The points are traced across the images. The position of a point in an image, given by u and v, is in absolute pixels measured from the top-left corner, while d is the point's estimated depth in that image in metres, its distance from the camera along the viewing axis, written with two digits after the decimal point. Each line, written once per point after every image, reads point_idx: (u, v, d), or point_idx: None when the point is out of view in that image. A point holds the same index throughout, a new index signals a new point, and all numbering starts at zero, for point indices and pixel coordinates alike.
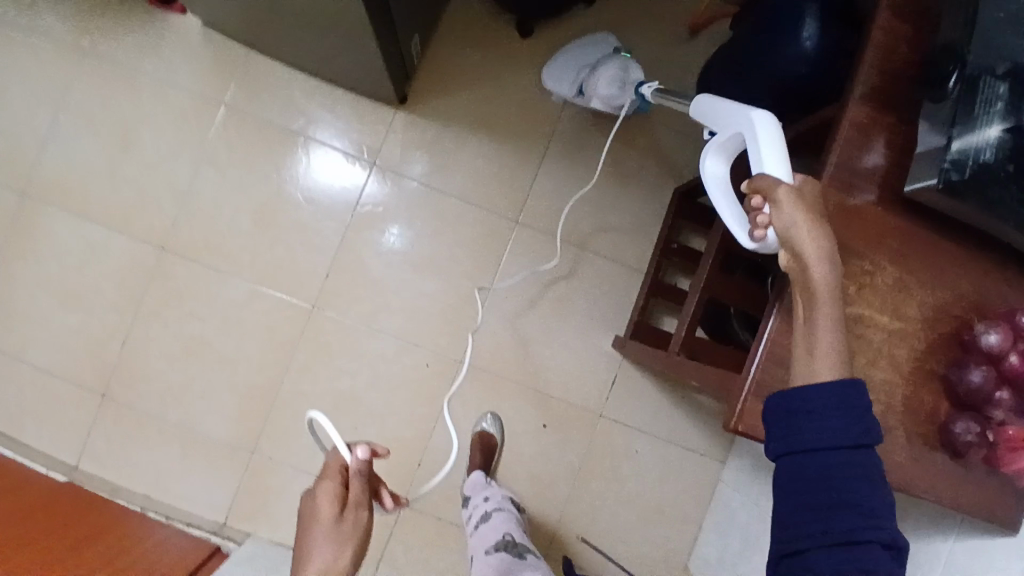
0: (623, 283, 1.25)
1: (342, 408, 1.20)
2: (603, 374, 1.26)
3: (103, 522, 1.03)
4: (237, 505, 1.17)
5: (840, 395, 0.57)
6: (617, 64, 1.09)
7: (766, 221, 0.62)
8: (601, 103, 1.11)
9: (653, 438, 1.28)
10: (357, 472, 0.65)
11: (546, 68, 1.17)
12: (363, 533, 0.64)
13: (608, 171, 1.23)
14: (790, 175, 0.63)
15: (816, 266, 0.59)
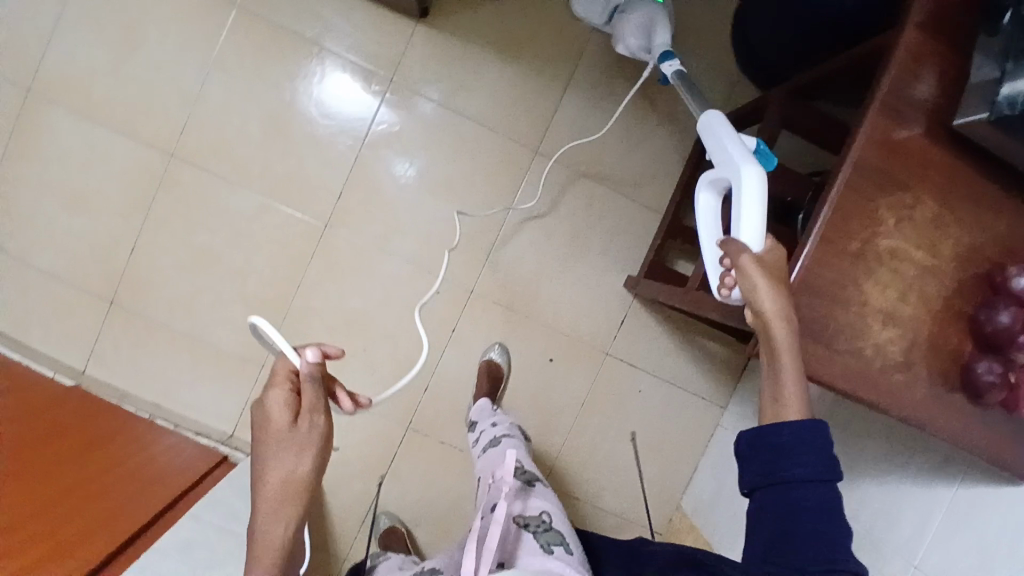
0: (641, 222, 1.22)
1: (353, 328, 1.21)
2: (614, 313, 1.25)
3: (105, 431, 1.05)
4: (245, 416, 1.20)
5: (807, 434, 0.56)
6: (648, 14, 0.99)
7: (732, 282, 0.64)
8: (624, 48, 1.04)
9: (658, 378, 1.27)
10: (308, 376, 0.63)
11: None
12: (322, 437, 0.62)
13: (633, 105, 1.19)
14: (763, 240, 0.63)
15: (779, 327, 0.59)
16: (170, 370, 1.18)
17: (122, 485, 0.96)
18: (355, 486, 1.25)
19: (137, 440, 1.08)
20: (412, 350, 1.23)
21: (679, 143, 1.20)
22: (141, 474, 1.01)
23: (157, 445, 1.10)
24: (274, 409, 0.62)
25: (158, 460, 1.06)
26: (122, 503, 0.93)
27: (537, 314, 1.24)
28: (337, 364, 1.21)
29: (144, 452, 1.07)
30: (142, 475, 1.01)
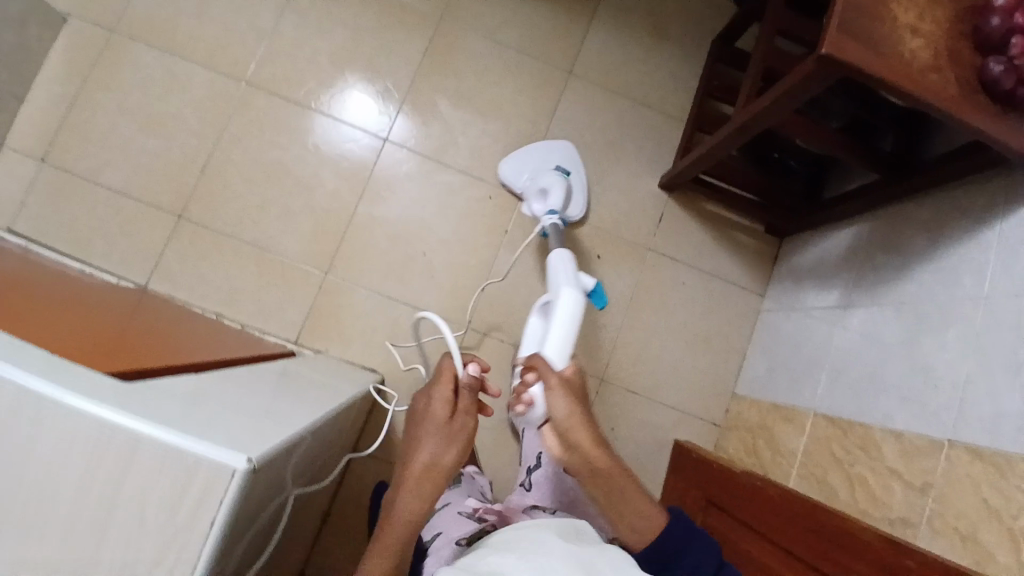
0: (667, 130, 1.38)
1: (410, 235, 1.28)
2: (651, 211, 1.37)
3: (165, 316, 1.06)
4: (310, 321, 1.24)
5: (679, 526, 0.78)
6: (550, 185, 1.23)
7: (528, 399, 0.83)
8: (530, 213, 1.27)
9: (698, 270, 1.37)
10: (467, 387, 0.81)
11: (509, 154, 1.31)
12: (466, 436, 0.78)
13: (647, 32, 1.40)
14: (565, 356, 0.91)
15: (595, 453, 0.76)
16: (237, 279, 1.23)
17: (190, 344, 0.92)
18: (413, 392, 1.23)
19: (199, 333, 1.04)
20: (468, 253, 1.29)
21: (687, 62, 1.40)
22: (207, 344, 0.97)
23: (222, 331, 1.11)
24: (437, 395, 0.80)
25: (226, 345, 1.02)
26: (196, 350, 0.88)
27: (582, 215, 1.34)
28: (397, 269, 1.27)
29: (209, 338, 1.02)
30: (211, 345, 0.97)
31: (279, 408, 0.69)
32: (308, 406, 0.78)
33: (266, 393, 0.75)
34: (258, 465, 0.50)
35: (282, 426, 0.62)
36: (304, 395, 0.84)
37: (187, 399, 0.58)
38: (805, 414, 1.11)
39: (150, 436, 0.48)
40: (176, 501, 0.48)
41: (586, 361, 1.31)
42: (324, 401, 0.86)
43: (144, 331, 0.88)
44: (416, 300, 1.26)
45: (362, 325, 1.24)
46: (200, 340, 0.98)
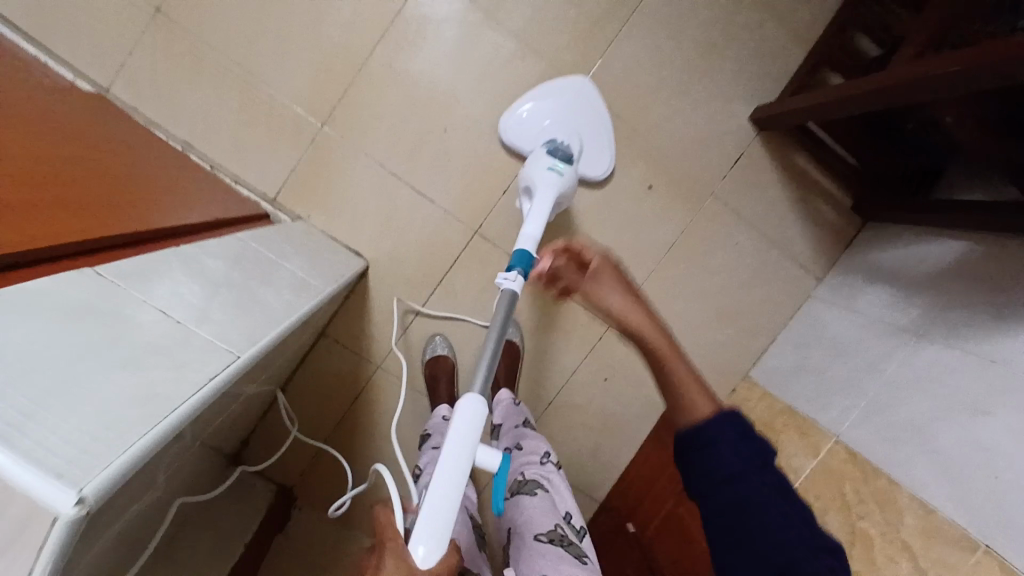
0: (780, 50, 1.10)
1: (432, 106, 1.04)
2: (729, 148, 1.13)
3: (134, 137, 0.88)
4: (294, 181, 1.03)
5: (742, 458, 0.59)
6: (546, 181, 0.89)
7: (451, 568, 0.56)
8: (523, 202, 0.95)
9: (758, 232, 1.16)
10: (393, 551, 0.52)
11: (528, 102, 1.04)
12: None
13: None
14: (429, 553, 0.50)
15: (648, 335, 0.65)
16: (217, 106, 1.00)
17: (134, 185, 0.73)
18: (398, 290, 1.08)
19: (150, 165, 0.82)
20: (499, 145, 1.06)
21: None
22: (156, 187, 0.77)
23: (197, 174, 0.93)
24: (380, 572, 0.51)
25: (179, 194, 0.82)
26: (137, 201, 0.70)
27: (645, 131, 1.10)
28: (409, 143, 1.04)
29: (160, 177, 0.82)
30: (160, 192, 0.77)
31: (202, 336, 0.52)
32: (252, 323, 0.61)
33: (199, 299, 0.57)
34: (103, 495, 0.34)
35: (184, 385, 0.45)
36: (256, 298, 0.67)
37: (43, 336, 0.40)
38: (823, 436, 0.98)
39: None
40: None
41: None
42: (280, 310, 0.69)
43: (110, 161, 0.72)
44: (424, 186, 1.06)
45: (352, 199, 1.05)
46: (147, 178, 0.78)
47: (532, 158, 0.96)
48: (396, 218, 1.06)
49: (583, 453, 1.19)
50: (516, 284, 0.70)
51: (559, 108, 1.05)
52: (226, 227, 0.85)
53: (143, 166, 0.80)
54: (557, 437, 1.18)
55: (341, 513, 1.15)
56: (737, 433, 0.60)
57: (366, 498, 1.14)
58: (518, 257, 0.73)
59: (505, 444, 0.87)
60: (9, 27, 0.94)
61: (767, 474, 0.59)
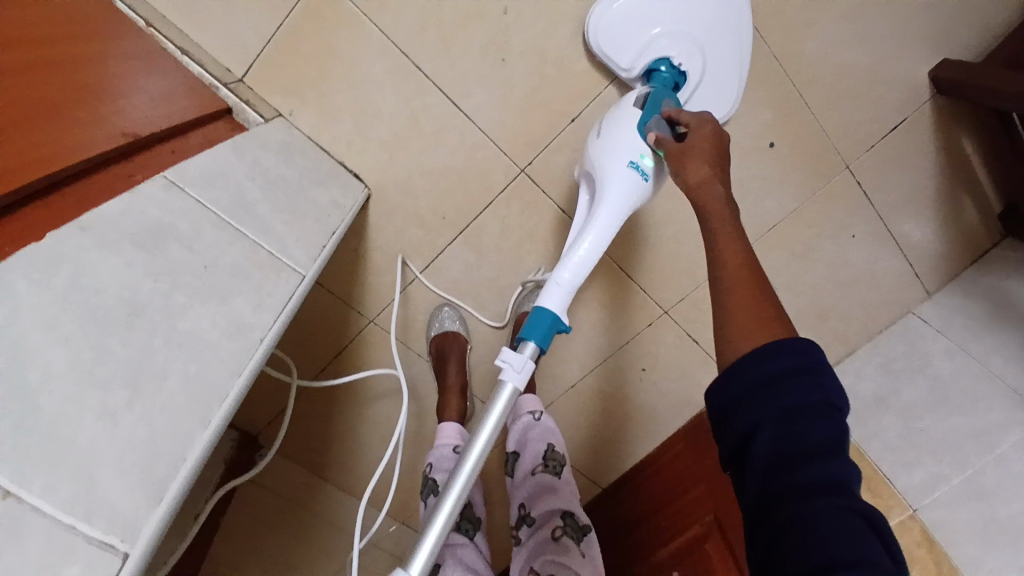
0: None
1: None
2: (887, 110, 0.82)
3: None
4: (274, 58, 0.70)
5: (784, 362, 0.44)
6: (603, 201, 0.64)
7: None
8: (584, 187, 0.72)
9: (882, 225, 0.90)
10: None
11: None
12: None
13: None
14: None
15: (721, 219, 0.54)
16: None
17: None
18: (412, 231, 0.82)
19: (37, 7, 0.47)
20: (579, 50, 0.73)
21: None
22: (38, 67, 0.43)
23: (128, 37, 0.60)
24: None
25: (98, 78, 0.50)
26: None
27: (786, 61, 0.77)
28: (453, 28, 0.70)
29: (57, 37, 0.47)
30: (47, 75, 0.43)
31: (40, 530, 0.27)
32: (167, 416, 0.34)
33: (50, 406, 0.30)
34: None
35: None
36: (185, 337, 0.39)
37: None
38: (895, 500, 0.83)
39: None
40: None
41: (659, 282, 0.90)
42: (237, 343, 0.42)
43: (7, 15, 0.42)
44: (464, 98, 0.74)
45: (359, 97, 0.73)
46: (28, 42, 0.43)
47: (617, 125, 0.66)
48: (416, 133, 0.76)
49: (595, 438, 1.03)
50: (520, 378, 0.53)
51: (678, 8, 0.70)
52: (158, 148, 0.52)
53: (56, 19, 0.49)
54: (570, 419, 1.01)
55: (314, 462, 1.00)
56: (767, 376, 0.44)
57: (344, 447, 1.00)
58: (532, 324, 0.56)
59: (520, 499, 0.75)
60: None
61: (794, 429, 0.41)
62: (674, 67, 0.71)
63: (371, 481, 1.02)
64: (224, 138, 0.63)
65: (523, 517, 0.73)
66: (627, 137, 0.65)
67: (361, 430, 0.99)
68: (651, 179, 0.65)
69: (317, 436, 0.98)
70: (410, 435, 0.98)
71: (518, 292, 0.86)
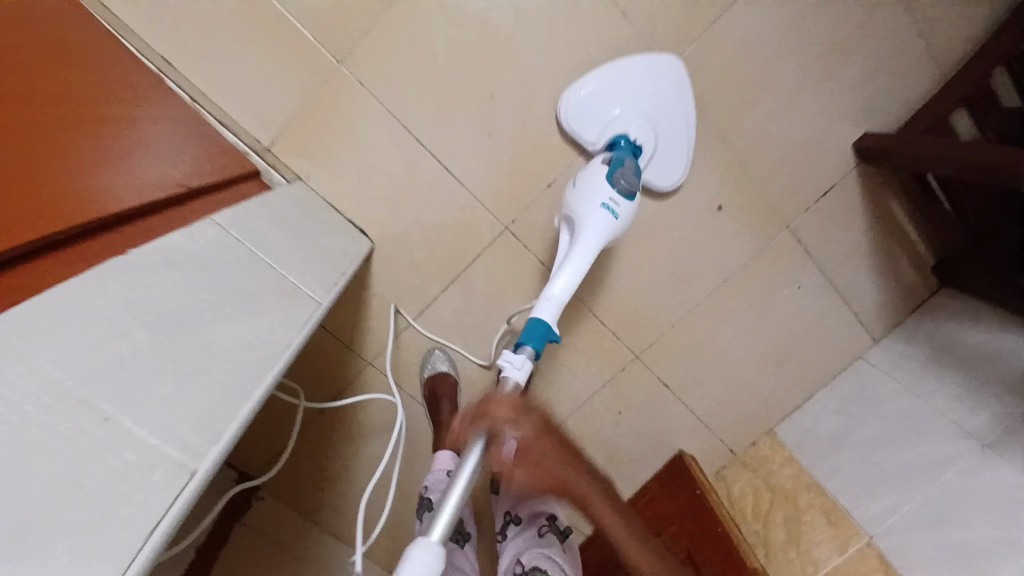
0: (906, 71, 0.92)
1: (479, 62, 0.83)
2: (820, 178, 0.96)
3: (105, 51, 0.67)
4: (295, 127, 0.83)
5: None
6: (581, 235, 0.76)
7: None
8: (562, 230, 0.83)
9: (826, 279, 1.01)
10: None
11: (599, 86, 0.84)
12: None
13: None
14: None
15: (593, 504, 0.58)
16: (206, 8, 0.78)
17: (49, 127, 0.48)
18: (409, 280, 0.92)
19: (102, 91, 0.59)
20: (553, 126, 0.87)
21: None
22: (104, 137, 0.55)
23: (181, 110, 0.74)
24: None
25: (154, 143, 0.63)
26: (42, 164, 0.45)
27: (727, 137, 0.91)
28: (446, 106, 0.84)
29: (120, 115, 0.60)
30: (112, 142, 0.56)
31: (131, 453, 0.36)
32: (220, 383, 0.44)
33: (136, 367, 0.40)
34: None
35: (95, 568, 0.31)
36: (230, 334, 0.49)
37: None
38: (854, 530, 0.91)
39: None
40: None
41: (631, 328, 1.01)
42: (268, 345, 0.51)
43: (79, 95, 0.55)
44: (454, 164, 0.87)
45: (366, 160, 0.86)
46: (94, 118, 0.55)
47: (589, 176, 0.79)
48: (414, 192, 0.88)
49: None
50: (520, 373, 0.65)
51: (633, 96, 0.84)
52: (201, 199, 0.65)
53: (122, 100, 0.62)
54: None
55: (306, 503, 1.05)
56: None
57: (336, 489, 1.05)
58: (530, 333, 0.69)
59: (504, 508, 0.81)
60: None
61: None
62: (631, 141, 0.84)
63: (363, 521, 1.07)
64: (256, 193, 0.76)
65: (509, 519, 0.80)
66: (596, 185, 0.77)
67: (355, 473, 1.05)
68: (619, 220, 0.78)
69: (312, 478, 1.04)
70: (403, 475, 1.04)
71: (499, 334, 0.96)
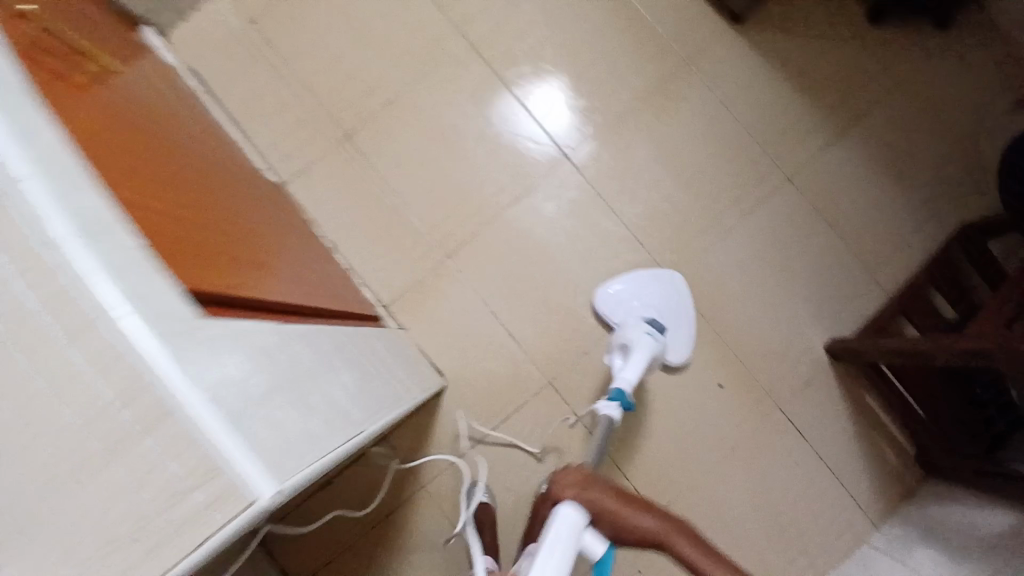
0: (861, 294, 1.20)
1: (541, 262, 1.20)
2: (800, 370, 1.20)
3: (295, 228, 1.03)
4: (409, 294, 1.20)
5: None
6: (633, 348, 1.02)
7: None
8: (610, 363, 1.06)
9: (818, 456, 1.19)
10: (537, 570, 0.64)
11: (628, 283, 1.17)
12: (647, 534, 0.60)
13: (892, 186, 1.22)
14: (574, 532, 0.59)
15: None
16: (372, 216, 1.21)
17: (234, 243, 0.68)
18: (469, 416, 1.16)
19: (282, 243, 0.89)
20: (590, 309, 1.19)
21: (917, 225, 1.22)
22: (280, 264, 0.79)
23: (334, 270, 1.08)
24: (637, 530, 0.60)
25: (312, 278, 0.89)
26: (231, 254, 0.64)
27: (723, 329, 1.19)
28: (515, 289, 1.20)
29: (294, 259, 0.88)
30: (284, 267, 0.80)
31: (336, 397, 0.62)
32: (365, 406, 0.70)
33: (333, 370, 0.66)
34: (277, 501, 0.43)
35: (330, 437, 0.56)
36: (372, 383, 0.77)
37: (257, 363, 0.49)
38: None
39: (187, 407, 0.40)
40: (168, 498, 0.39)
41: (651, 485, 1.15)
42: (387, 399, 0.79)
43: (266, 241, 0.81)
44: (516, 327, 1.19)
45: (454, 321, 1.19)
46: (273, 252, 0.80)
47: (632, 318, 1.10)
48: (485, 352, 1.19)
49: None
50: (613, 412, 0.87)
51: (651, 292, 1.17)
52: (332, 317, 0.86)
53: (301, 253, 0.94)
54: None
55: None
56: None
57: None
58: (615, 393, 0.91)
59: None
60: (227, 117, 1.20)
61: None
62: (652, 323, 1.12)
63: None
64: (377, 327, 1.04)
65: None
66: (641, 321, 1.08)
67: None
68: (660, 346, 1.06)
69: None
70: None
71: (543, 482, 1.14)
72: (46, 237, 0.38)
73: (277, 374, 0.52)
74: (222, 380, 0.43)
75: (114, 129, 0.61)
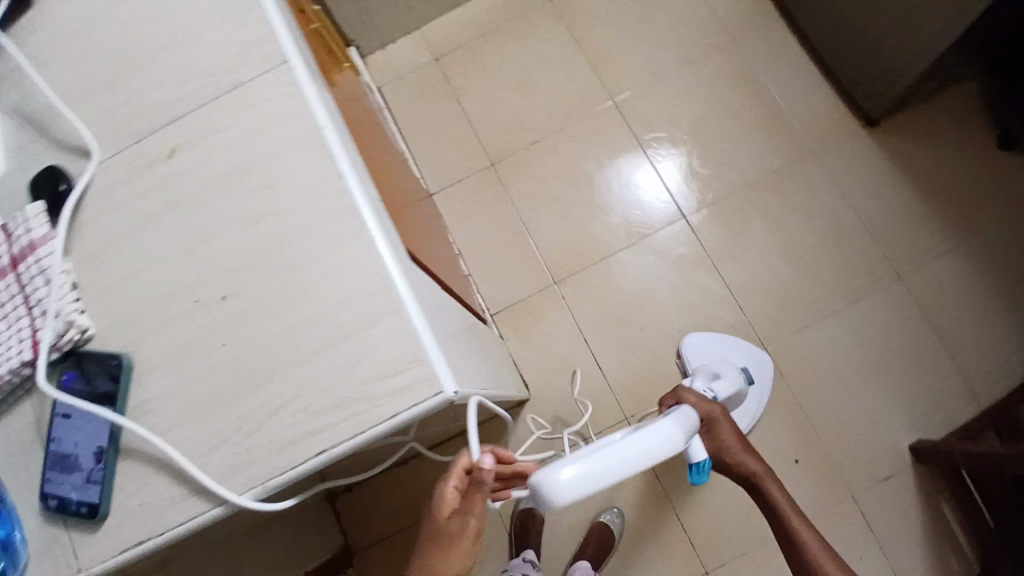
0: (959, 404, 1.15)
1: (640, 304, 1.29)
2: (881, 465, 1.16)
3: (438, 235, 1.23)
4: (516, 308, 1.33)
5: None
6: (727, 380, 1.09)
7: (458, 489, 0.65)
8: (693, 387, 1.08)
9: (882, 554, 1.12)
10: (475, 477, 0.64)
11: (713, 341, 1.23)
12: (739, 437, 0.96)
13: (1019, 300, 1.17)
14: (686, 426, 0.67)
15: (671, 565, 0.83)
16: (499, 234, 1.37)
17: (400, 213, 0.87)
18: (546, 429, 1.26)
19: (434, 245, 1.08)
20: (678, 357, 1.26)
21: None
22: (425, 243, 0.98)
23: (460, 274, 1.25)
24: (724, 433, 0.93)
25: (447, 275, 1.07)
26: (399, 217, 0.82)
27: (805, 406, 1.19)
28: (611, 323, 1.29)
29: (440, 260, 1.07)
30: (425, 246, 0.98)
31: (476, 361, 0.79)
32: (491, 381, 0.84)
33: (472, 344, 0.81)
34: (452, 401, 0.56)
35: (478, 379, 0.72)
36: (491, 366, 0.91)
37: (439, 312, 0.66)
38: None
39: (409, 314, 0.57)
40: (385, 377, 0.56)
41: (704, 540, 1.23)
42: (500, 383, 0.93)
43: (418, 228, 1.00)
44: (605, 359, 1.28)
45: (550, 340, 1.30)
46: (420, 234, 0.99)
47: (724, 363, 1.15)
48: (572, 376, 1.28)
49: None
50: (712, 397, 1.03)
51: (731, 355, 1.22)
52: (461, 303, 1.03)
53: (442, 256, 1.13)
54: None
55: None
56: None
57: None
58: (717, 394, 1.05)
59: None
60: (400, 130, 1.42)
61: None
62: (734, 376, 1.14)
63: None
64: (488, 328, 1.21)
65: None
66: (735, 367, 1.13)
67: None
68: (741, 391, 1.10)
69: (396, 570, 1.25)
70: None
71: (607, 511, 1.24)
72: (354, 194, 0.60)
73: (449, 324, 0.69)
74: (427, 309, 0.61)
75: (346, 109, 0.82)
